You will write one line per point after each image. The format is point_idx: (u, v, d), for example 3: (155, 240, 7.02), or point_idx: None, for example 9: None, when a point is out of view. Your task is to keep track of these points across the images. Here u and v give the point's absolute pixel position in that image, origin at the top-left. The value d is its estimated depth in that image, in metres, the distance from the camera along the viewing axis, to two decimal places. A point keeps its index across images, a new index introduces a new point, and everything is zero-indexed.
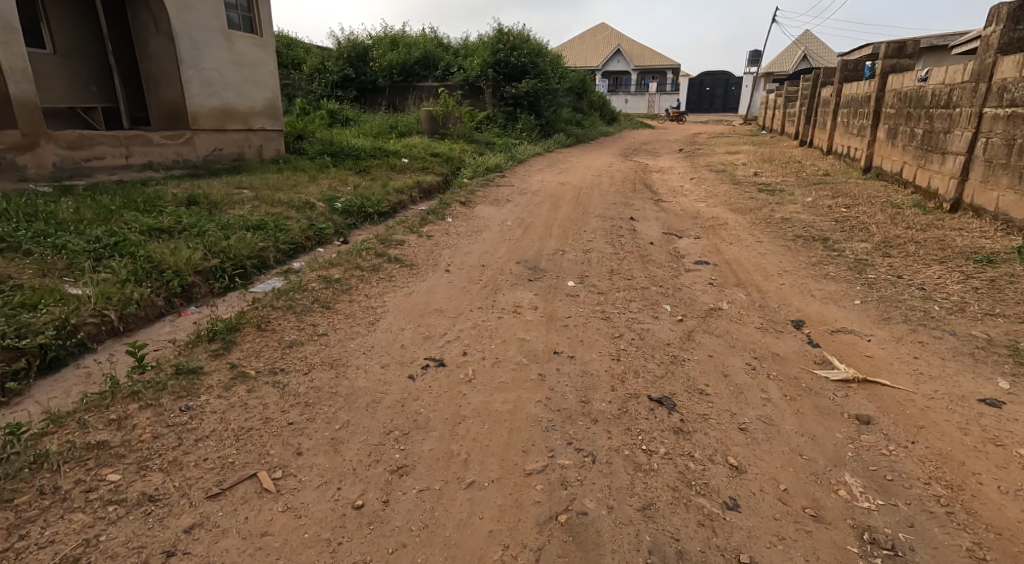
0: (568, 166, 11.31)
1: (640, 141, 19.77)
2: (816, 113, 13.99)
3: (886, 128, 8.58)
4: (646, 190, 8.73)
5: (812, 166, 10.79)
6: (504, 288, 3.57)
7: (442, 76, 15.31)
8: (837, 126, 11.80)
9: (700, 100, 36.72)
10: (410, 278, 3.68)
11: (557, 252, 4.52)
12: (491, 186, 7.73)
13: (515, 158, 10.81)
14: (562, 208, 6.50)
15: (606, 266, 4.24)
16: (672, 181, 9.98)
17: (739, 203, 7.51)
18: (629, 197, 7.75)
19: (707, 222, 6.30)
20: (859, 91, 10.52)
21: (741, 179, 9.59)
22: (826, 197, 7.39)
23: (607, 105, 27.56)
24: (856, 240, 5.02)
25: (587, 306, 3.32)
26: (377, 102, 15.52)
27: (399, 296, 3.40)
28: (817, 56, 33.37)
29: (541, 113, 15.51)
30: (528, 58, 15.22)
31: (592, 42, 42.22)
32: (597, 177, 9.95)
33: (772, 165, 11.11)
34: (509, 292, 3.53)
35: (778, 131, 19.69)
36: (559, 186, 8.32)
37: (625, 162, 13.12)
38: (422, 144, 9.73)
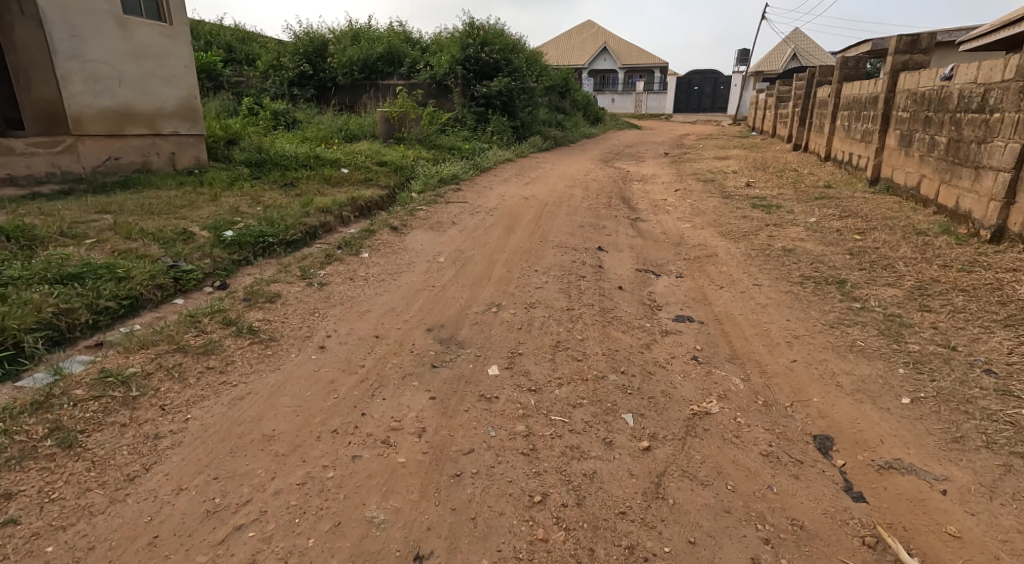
0: (539, 175, 10.20)
1: (625, 143, 18.71)
2: (811, 115, 13.00)
3: (899, 134, 7.56)
4: (623, 205, 7.61)
5: (809, 175, 9.73)
6: (387, 388, 2.39)
7: (407, 74, 14.13)
8: (836, 130, 10.76)
9: (688, 99, 35.73)
10: (245, 370, 2.49)
11: (492, 308, 3.37)
12: (440, 203, 6.59)
13: (480, 167, 9.66)
14: (517, 235, 5.37)
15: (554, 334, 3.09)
16: (654, 193, 8.88)
17: (730, 224, 6.40)
18: (601, 216, 6.62)
19: (691, 254, 5.20)
20: (862, 91, 9.47)
21: (731, 192, 8.49)
22: (832, 218, 6.30)
23: (591, 105, 26.49)
24: (881, 287, 3.97)
25: (502, 428, 2.15)
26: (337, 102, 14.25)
27: (207, 413, 2.20)
28: (809, 55, 32.45)
29: (515, 114, 14.40)
30: (500, 54, 14.08)
31: (578, 40, 41.14)
32: (568, 188, 8.85)
33: (764, 174, 10.04)
34: (392, 396, 2.34)
35: (769, 133, 18.72)
36: (522, 202, 7.20)
37: (605, 168, 12.02)
38: (370, 150, 8.53)
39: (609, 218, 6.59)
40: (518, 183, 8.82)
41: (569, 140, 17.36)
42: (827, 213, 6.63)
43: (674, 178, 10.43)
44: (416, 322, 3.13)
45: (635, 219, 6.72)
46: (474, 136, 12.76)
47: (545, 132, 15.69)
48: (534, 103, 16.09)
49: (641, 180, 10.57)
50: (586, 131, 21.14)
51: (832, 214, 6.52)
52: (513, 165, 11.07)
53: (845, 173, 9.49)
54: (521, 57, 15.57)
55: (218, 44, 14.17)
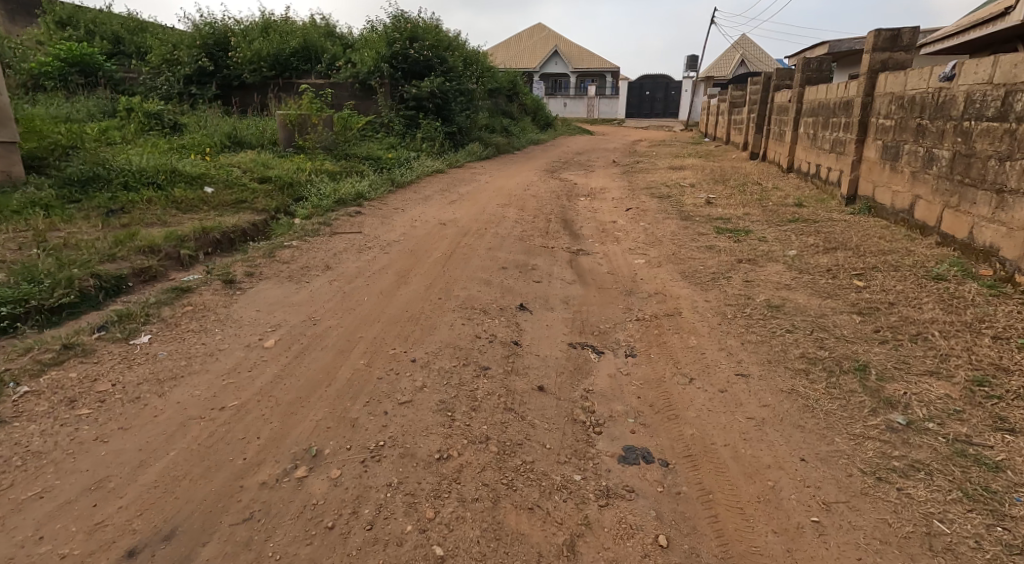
0: (470, 190, 8.78)
1: (573, 150, 17.60)
2: (768, 122, 12.12)
3: (880, 145, 6.46)
4: (562, 233, 6.25)
5: (774, 190, 8.61)
6: None
7: (326, 71, 12.71)
8: (799, 140, 9.71)
9: (640, 104, 35.03)
10: None
11: (302, 481, 1.90)
12: (322, 237, 5.07)
13: (397, 182, 8.17)
14: (408, 288, 3.90)
15: (402, 557, 1.68)
16: (601, 213, 7.57)
17: (693, 261, 5.08)
18: (530, 252, 5.21)
19: (644, 315, 3.83)
20: (830, 96, 8.40)
21: (691, 212, 7.26)
22: (817, 254, 5.06)
23: (541, 109, 25.33)
24: (924, 381, 2.79)
25: None
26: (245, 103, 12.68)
27: None
28: (758, 60, 32.13)
29: (452, 118, 13.24)
30: (430, 50, 12.94)
31: (527, 44, 40.07)
32: (501, 208, 7.46)
33: (725, 188, 8.89)
34: None
35: (722, 140, 17.96)
36: (434, 232, 5.73)
37: (549, 179, 10.73)
38: (254, 163, 6.90)
39: (544, 255, 5.17)
40: (438, 204, 7.36)
41: (514, 147, 16.04)
42: (811, 244, 5.40)
43: (625, 192, 9.20)
44: (118, 545, 1.69)
45: (575, 257, 5.33)
46: (400, 144, 11.29)
47: (486, 138, 14.31)
48: (474, 105, 14.72)
49: (588, 195, 9.31)
50: (533, 137, 19.91)
51: (819, 246, 5.28)
52: (442, 177, 9.63)
53: (814, 188, 8.40)
54: (456, 56, 14.19)
55: (102, 34, 12.28)
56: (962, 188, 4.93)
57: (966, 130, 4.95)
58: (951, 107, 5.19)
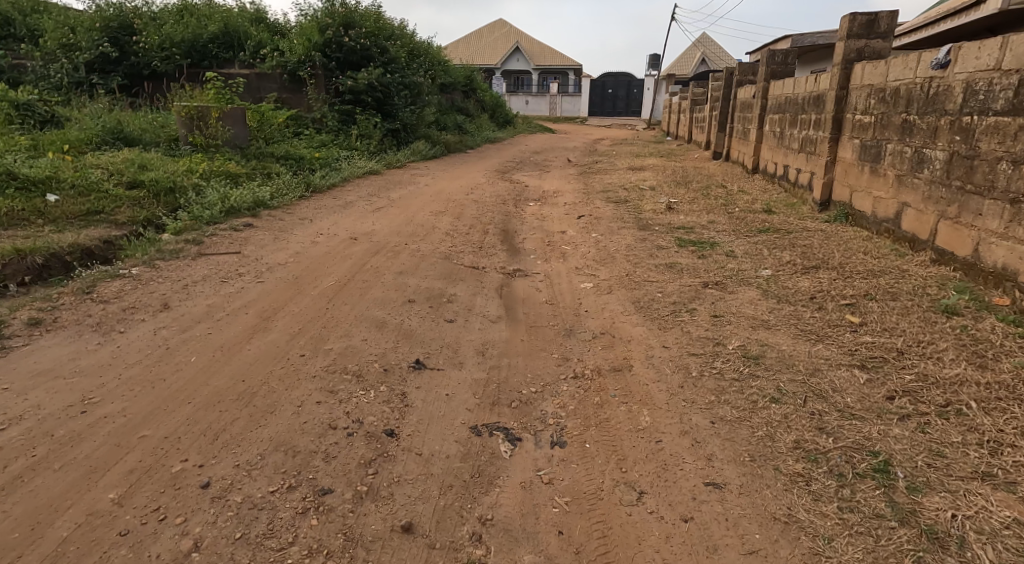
0: (400, 195, 7.69)
1: (532, 149, 16.72)
2: (732, 120, 11.40)
3: (857, 145, 5.54)
4: (496, 249, 5.23)
5: (741, 194, 7.76)
6: None
7: (250, 58, 11.75)
8: (766, 140, 8.89)
9: (602, 102, 34.39)
10: None
11: None
12: (178, 263, 3.96)
13: (314, 187, 7.08)
14: (257, 344, 2.84)
15: None
16: (547, 223, 6.61)
17: (647, 287, 4.12)
18: (447, 277, 4.16)
19: (582, 374, 2.85)
20: (799, 91, 7.52)
21: (649, 220, 6.37)
22: (793, 275, 4.19)
23: (500, 104, 24.45)
24: (978, 488, 1.87)
25: None
26: (154, 91, 11.78)
27: None
28: (718, 58, 31.72)
29: (394, 114, 12.20)
30: (366, 38, 11.98)
31: (489, 39, 39.15)
32: (431, 217, 6.41)
33: (688, 191, 8.04)
34: None
35: (685, 139, 17.23)
36: (330, 252, 4.62)
37: (497, 181, 9.72)
38: (128, 168, 5.85)
39: (463, 281, 4.11)
40: (352, 213, 6.22)
41: (466, 145, 15.05)
42: (787, 260, 4.52)
43: (578, 196, 8.29)
44: None
45: (505, 282, 4.31)
46: (333, 142, 10.18)
47: (434, 136, 13.25)
48: (422, 101, 13.69)
49: (538, 199, 8.36)
50: (491, 135, 18.96)
51: (796, 263, 4.41)
52: (373, 180, 8.51)
53: (784, 192, 7.55)
54: (397, 46, 13.07)
55: None
56: (962, 195, 3.92)
57: (966, 127, 3.94)
58: (946, 100, 4.17)
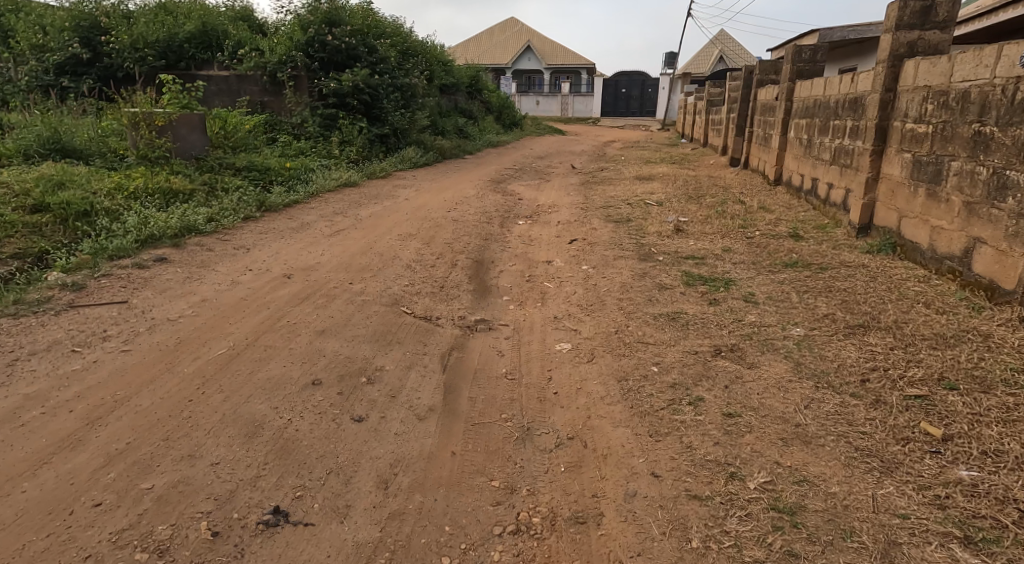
0: (371, 214, 6.79)
1: (537, 153, 15.78)
2: (750, 124, 10.38)
3: (908, 160, 4.54)
4: (460, 289, 4.28)
5: (761, 212, 6.73)
6: None
7: (229, 61, 11.06)
8: (790, 148, 7.83)
9: (615, 102, 33.24)
10: None
11: None
12: (26, 323, 3.05)
13: (267, 207, 6.19)
14: (36, 486, 1.92)
15: None
16: (533, 251, 5.66)
17: (639, 356, 3.15)
18: (380, 339, 3.22)
19: (527, 531, 1.90)
20: (831, 92, 6.45)
21: (653, 248, 5.40)
22: (834, 338, 3.19)
23: (507, 105, 23.48)
24: None
25: None
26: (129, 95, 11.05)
27: None
28: (736, 56, 30.50)
29: (384, 118, 11.50)
30: (353, 36, 11.24)
31: (501, 38, 38.24)
32: (396, 244, 5.49)
33: (700, 208, 7.04)
34: None
35: (699, 142, 16.16)
36: (246, 299, 3.71)
37: (488, 194, 8.79)
38: (37, 186, 4.98)
39: (399, 344, 3.17)
40: (303, 240, 5.32)
41: (465, 150, 14.15)
42: (823, 314, 3.52)
43: (575, 213, 7.33)
44: None
45: (458, 343, 3.35)
46: (313, 147, 9.65)
47: (428, 141, 12.37)
48: (416, 103, 12.83)
49: (529, 216, 7.42)
50: (495, 138, 18.08)
51: (836, 319, 3.41)
52: (346, 195, 7.63)
53: (813, 211, 6.51)
54: (387, 45, 12.18)
55: None
56: None
57: None
58: None
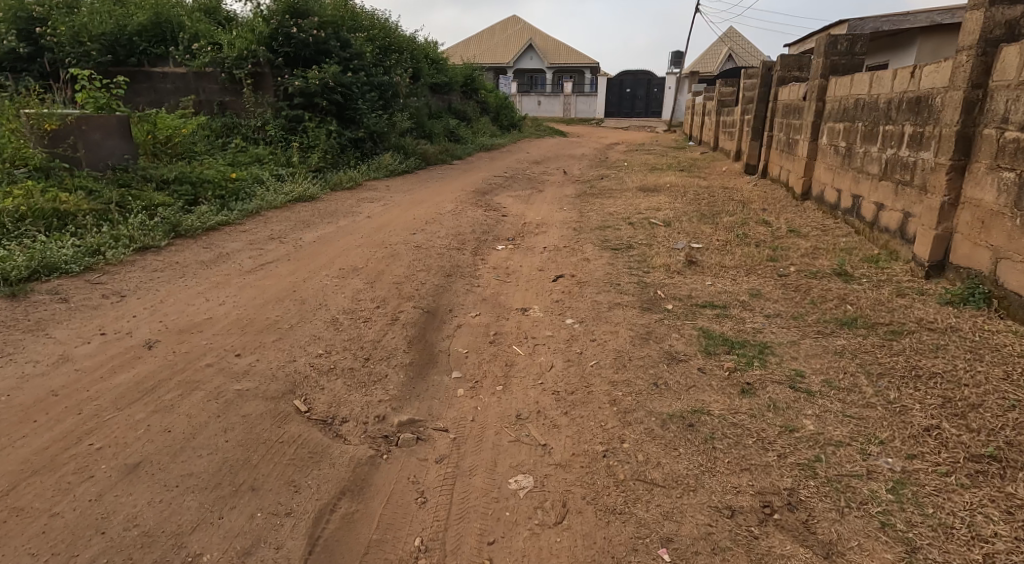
0: (316, 240, 5.62)
1: (532, 157, 14.60)
2: (768, 127, 9.20)
3: (1012, 181, 3.37)
4: (393, 363, 3.08)
5: (793, 237, 5.50)
6: None
7: (184, 56, 10.00)
8: (823, 157, 6.58)
9: (620, 103, 31.84)
10: None
11: None
12: None
13: (182, 232, 5.04)
14: None
15: None
16: (507, 294, 4.47)
17: (643, 521, 2.00)
18: (226, 477, 2.07)
19: None
20: (880, 91, 5.22)
21: (661, 294, 4.18)
22: (954, 485, 2.04)
23: (506, 105, 22.21)
24: None
25: None
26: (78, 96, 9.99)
27: None
28: (745, 55, 29.27)
29: (358, 120, 10.43)
30: (321, 28, 10.20)
31: (502, 36, 37.10)
32: (331, 286, 4.30)
33: (717, 232, 5.81)
34: None
35: (708, 145, 14.96)
36: (57, 391, 2.48)
37: (468, 209, 7.59)
38: None
39: (253, 490, 2.03)
40: (208, 281, 4.13)
41: (453, 155, 12.95)
42: (922, 428, 2.34)
43: (565, 236, 6.13)
44: None
45: (357, 479, 2.17)
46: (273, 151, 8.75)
47: (409, 145, 11.19)
48: (397, 104, 11.70)
49: (511, 240, 6.22)
50: (489, 140, 16.91)
51: (947, 441, 2.25)
52: (295, 214, 6.48)
53: (857, 237, 5.27)
54: (362, 39, 11.06)
55: None
56: None
57: None
58: None
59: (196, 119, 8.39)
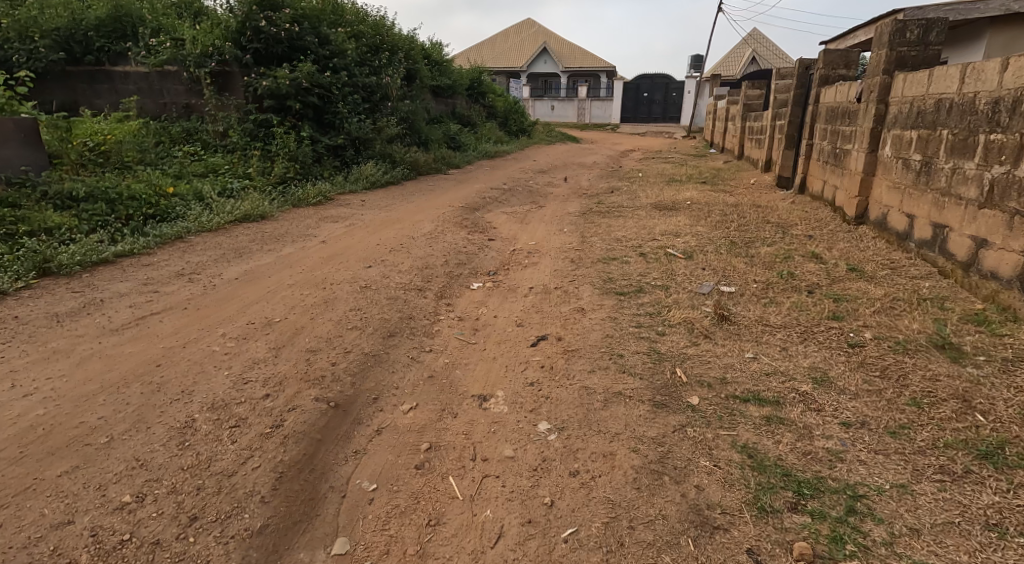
0: (239, 277, 4.45)
1: (539, 166, 13.35)
2: (807, 133, 7.84)
3: None
4: (226, 533, 1.92)
5: (856, 280, 4.16)
6: None
7: (144, 55, 9.08)
8: (886, 173, 5.24)
9: (637, 108, 30.46)
10: None
11: None
12: None
13: (53, 269, 4.01)
14: None
15: None
16: (465, 366, 3.22)
17: None
18: None
19: None
20: (978, 89, 3.90)
21: (683, 379, 2.87)
22: None
23: (516, 109, 21.01)
24: None
25: None
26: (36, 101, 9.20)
27: None
28: (771, 58, 27.74)
29: (338, 125, 9.35)
30: (295, 22, 9.16)
31: (516, 40, 36.01)
32: (214, 357, 3.06)
33: (753, 271, 4.49)
34: None
35: (734, 154, 13.55)
36: None
37: (447, 231, 6.35)
38: None
39: None
40: (33, 354, 2.92)
41: (449, 164, 11.73)
42: None
43: (557, 272, 4.87)
44: None
45: None
46: (231, 162, 7.73)
47: (397, 152, 9.98)
48: (385, 107, 10.55)
49: (490, 275, 4.97)
50: (494, 147, 15.71)
51: None
52: (228, 241, 5.31)
53: (945, 283, 3.93)
54: (344, 35, 9.95)
55: None
56: None
57: None
58: None
59: (133, 128, 7.41)
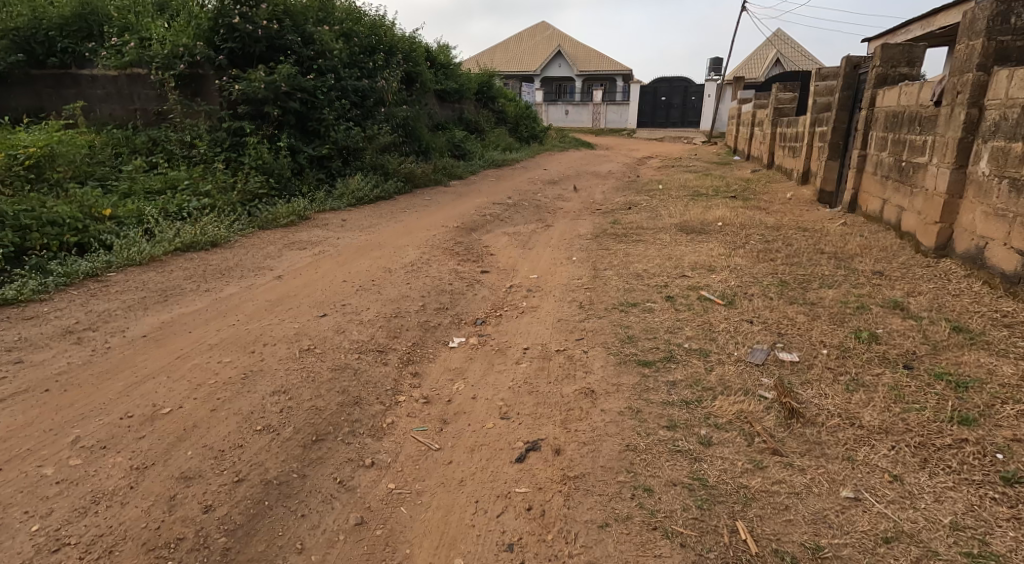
0: (148, 334, 3.44)
1: (550, 176, 12.26)
2: (860, 141, 6.68)
3: None
4: None
5: (968, 349, 3.05)
6: None
7: (110, 54, 8.12)
8: (983, 196, 4.11)
9: (654, 112, 29.26)
10: None
11: None
12: None
13: None
14: None
15: None
16: (417, 499, 2.17)
17: None
18: None
19: None
20: None
21: (753, 550, 1.84)
22: None
23: (528, 115, 19.95)
24: None
25: None
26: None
27: None
28: (795, 59, 26.45)
29: (322, 132, 8.38)
30: (274, 19, 8.23)
31: (529, 43, 35.01)
32: (34, 493, 2.06)
33: (820, 329, 3.39)
34: None
35: (764, 161, 12.33)
36: None
37: (434, 261, 5.32)
38: None
39: None
40: None
41: (451, 174, 10.69)
42: None
43: (562, 322, 3.79)
44: None
45: None
46: (193, 175, 6.77)
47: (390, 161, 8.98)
48: (379, 113, 9.55)
49: (476, 326, 3.90)
50: (503, 155, 14.65)
51: None
52: (157, 279, 4.33)
53: None
54: (331, 34, 9.01)
55: None
56: None
57: None
58: None
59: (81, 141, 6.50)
